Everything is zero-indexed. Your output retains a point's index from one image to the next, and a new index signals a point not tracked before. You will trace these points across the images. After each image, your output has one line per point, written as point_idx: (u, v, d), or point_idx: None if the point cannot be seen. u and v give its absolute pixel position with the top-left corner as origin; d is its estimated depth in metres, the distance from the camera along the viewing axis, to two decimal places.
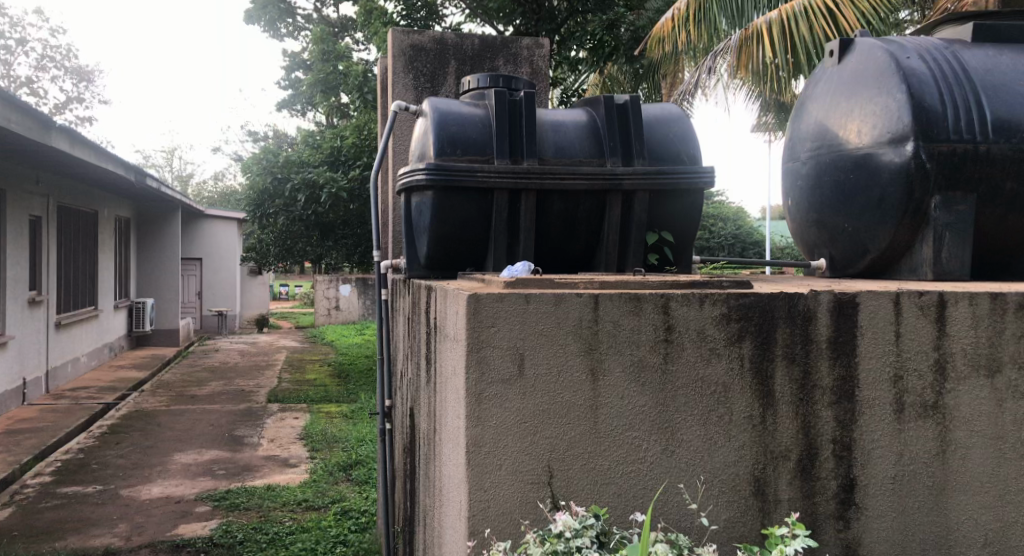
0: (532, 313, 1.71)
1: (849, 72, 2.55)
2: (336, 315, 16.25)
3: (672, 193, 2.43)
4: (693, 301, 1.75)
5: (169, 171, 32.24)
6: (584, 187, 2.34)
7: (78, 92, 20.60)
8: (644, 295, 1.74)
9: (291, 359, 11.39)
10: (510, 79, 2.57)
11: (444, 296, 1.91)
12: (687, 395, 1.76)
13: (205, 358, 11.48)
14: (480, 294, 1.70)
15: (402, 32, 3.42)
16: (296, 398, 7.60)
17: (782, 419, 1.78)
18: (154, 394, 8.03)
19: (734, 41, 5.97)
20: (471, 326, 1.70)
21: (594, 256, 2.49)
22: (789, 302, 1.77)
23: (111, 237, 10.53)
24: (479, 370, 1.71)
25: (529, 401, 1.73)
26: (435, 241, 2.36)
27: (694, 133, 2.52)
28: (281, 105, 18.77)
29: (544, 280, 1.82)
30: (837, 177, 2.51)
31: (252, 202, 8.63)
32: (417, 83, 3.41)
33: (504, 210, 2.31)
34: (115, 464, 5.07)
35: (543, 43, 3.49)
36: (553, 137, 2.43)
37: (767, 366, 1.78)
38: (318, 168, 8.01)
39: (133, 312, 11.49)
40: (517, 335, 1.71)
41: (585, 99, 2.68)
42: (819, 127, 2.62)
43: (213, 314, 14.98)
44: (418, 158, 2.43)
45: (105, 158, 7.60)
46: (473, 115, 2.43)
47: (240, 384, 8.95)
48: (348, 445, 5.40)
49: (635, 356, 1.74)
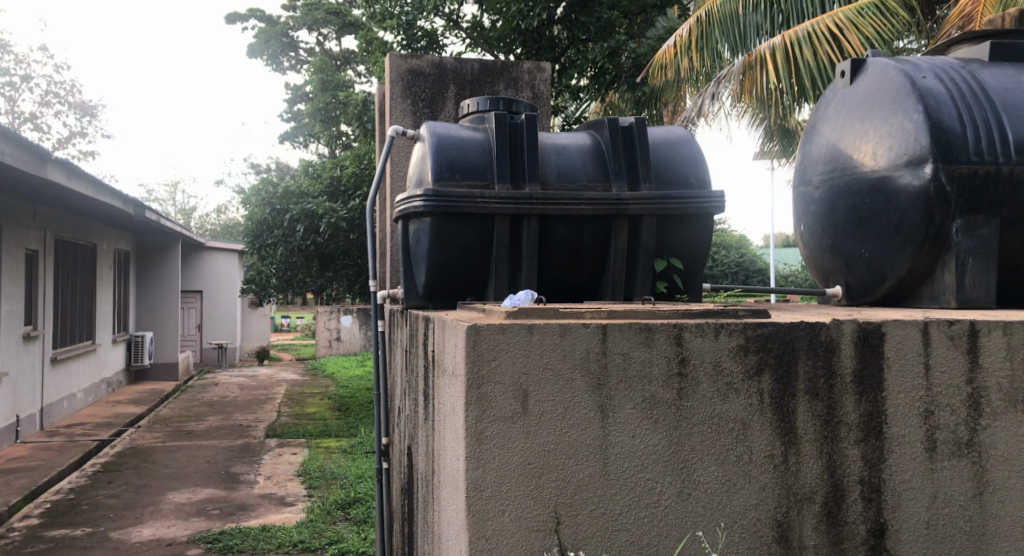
0: (535, 346, 1.61)
1: (861, 93, 2.46)
2: (337, 347, 16.11)
3: (680, 218, 2.33)
4: (708, 331, 1.64)
5: (172, 205, 32.31)
6: (588, 212, 2.24)
7: (81, 126, 20.67)
8: (655, 325, 1.63)
9: (290, 392, 11.23)
10: (510, 101, 2.46)
11: (442, 328, 1.80)
12: (702, 433, 1.64)
13: (203, 392, 11.32)
14: (479, 325, 1.59)
15: (399, 57, 3.34)
16: (294, 433, 7.45)
17: (806, 459, 1.65)
18: (150, 431, 7.87)
19: (736, 66, 5.88)
20: (470, 359, 1.59)
21: (599, 284, 2.38)
22: (811, 332, 1.65)
23: (110, 269, 10.45)
24: (479, 407, 1.59)
25: (533, 441, 1.61)
26: (434, 270, 2.26)
27: (702, 156, 2.42)
28: (283, 138, 18.81)
29: (548, 309, 1.71)
30: (853, 202, 2.41)
31: (251, 233, 8.57)
32: (415, 108, 3.34)
33: (505, 236, 2.22)
34: (106, 504, 4.91)
35: (544, 66, 3.40)
36: (555, 161, 2.34)
37: (788, 402, 1.65)
38: (317, 198, 7.94)
39: (132, 346, 11.37)
40: (519, 369, 1.60)
41: (587, 121, 2.58)
42: (832, 150, 2.53)
43: (213, 348, 14.85)
44: (415, 184, 2.33)
45: (103, 190, 7.54)
46: (472, 139, 2.34)
47: (239, 418, 8.79)
48: (347, 482, 5.23)
49: (646, 391, 1.63)
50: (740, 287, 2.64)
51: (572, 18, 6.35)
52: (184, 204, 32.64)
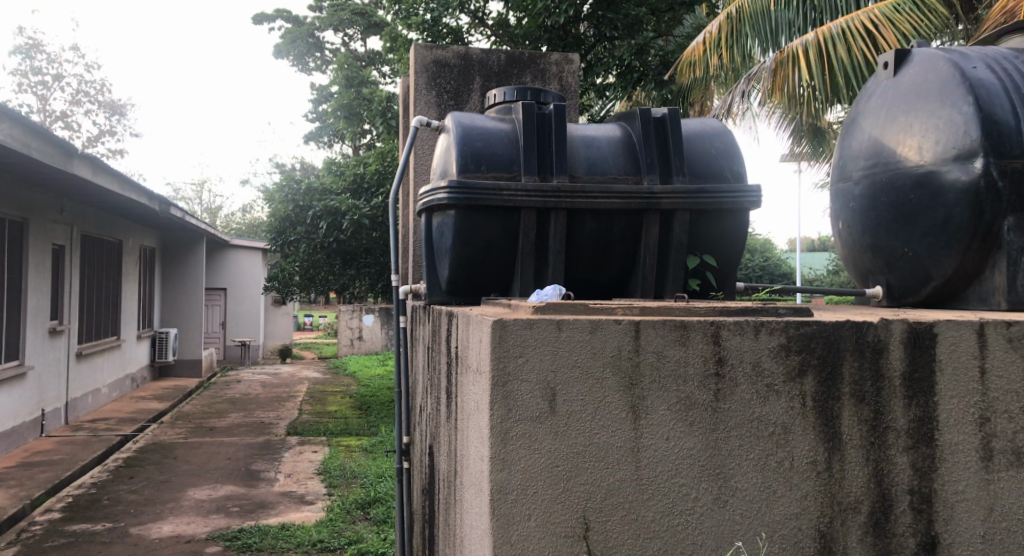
0: (564, 342, 1.54)
1: (906, 85, 2.34)
2: (359, 346, 16.11)
3: (715, 213, 2.23)
4: (747, 329, 1.56)
5: (198, 204, 32.65)
6: (618, 206, 2.16)
7: (111, 125, 20.95)
8: (691, 322, 1.55)
9: (312, 390, 11.20)
10: (538, 91, 2.38)
11: (466, 323, 1.73)
12: (741, 437, 1.55)
13: (226, 389, 11.35)
14: (506, 320, 1.53)
15: (424, 48, 3.27)
16: (315, 431, 7.43)
17: (852, 466, 1.55)
18: (173, 427, 7.89)
19: (768, 64, 5.70)
20: (496, 356, 1.53)
21: (629, 281, 2.29)
22: (858, 331, 1.56)
23: (136, 265, 10.52)
24: (505, 406, 1.53)
25: (562, 443, 1.53)
26: (457, 264, 2.19)
27: (738, 148, 2.31)
28: (308, 138, 18.87)
29: (578, 305, 1.65)
30: (895, 199, 2.30)
31: (274, 230, 8.57)
32: (440, 100, 3.27)
33: (531, 230, 2.15)
34: (127, 499, 4.91)
35: (572, 58, 3.31)
36: (584, 153, 2.25)
37: (832, 406, 1.56)
38: (341, 195, 7.88)
39: (156, 342, 11.44)
40: (547, 367, 1.53)
41: (616, 113, 2.48)
42: (874, 144, 2.41)
43: (236, 345, 14.94)
44: (439, 176, 2.27)
45: (129, 186, 7.56)
46: (498, 130, 2.26)
47: (261, 415, 8.79)
48: (367, 481, 5.19)
49: (681, 392, 1.55)
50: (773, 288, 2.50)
51: (598, 16, 6.27)
52: (210, 203, 32.95)
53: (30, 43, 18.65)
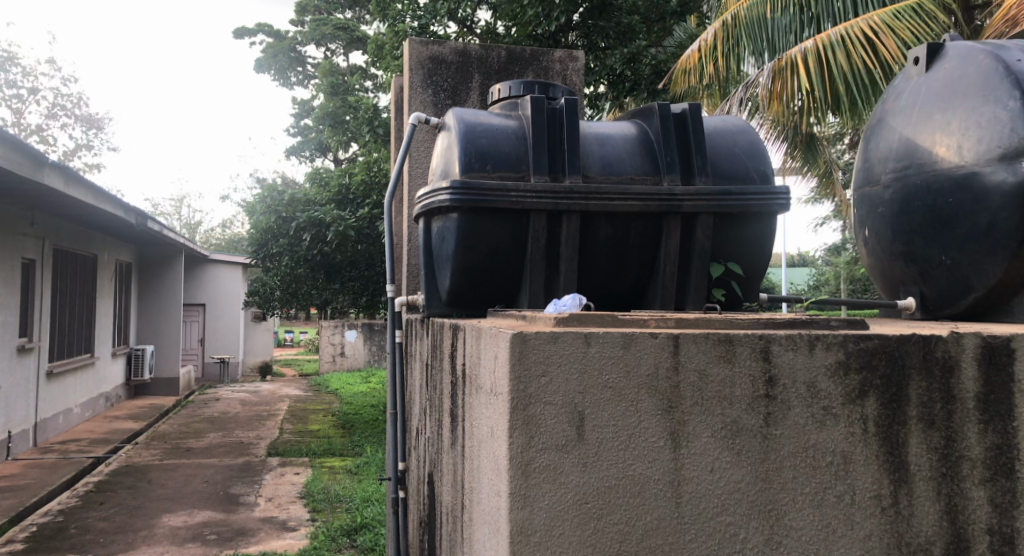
0: (594, 359, 1.34)
1: (941, 80, 2.17)
2: (341, 362, 15.77)
3: (742, 217, 2.03)
4: (801, 344, 1.37)
5: (178, 219, 32.16)
6: (635, 208, 1.97)
7: (87, 139, 20.60)
8: (737, 336, 1.36)
9: (293, 409, 10.89)
10: (547, 85, 2.19)
11: (477, 337, 1.53)
12: (795, 468, 1.36)
13: (204, 407, 11.01)
14: (527, 333, 1.33)
15: (420, 43, 3.09)
16: (297, 451, 7.15)
17: (921, 502, 1.36)
18: (148, 448, 7.57)
19: (766, 72, 5.53)
20: (516, 376, 1.33)
21: (647, 290, 2.10)
22: (925, 345, 1.36)
23: (111, 280, 10.20)
24: (527, 432, 1.33)
25: (591, 477, 1.33)
26: (460, 273, 1.99)
27: (764, 147, 2.13)
28: (289, 152, 18.57)
29: (604, 317, 1.46)
30: (931, 203, 2.12)
31: (255, 242, 8.31)
32: (436, 98, 3.09)
33: (542, 235, 1.95)
34: (97, 528, 4.62)
35: (577, 55, 3.12)
36: (598, 151, 2.06)
37: (898, 432, 1.36)
38: (325, 206, 7.61)
39: (132, 359, 11.09)
40: (573, 387, 1.34)
41: (629, 110, 2.29)
42: (905, 144, 2.23)
43: (215, 362, 14.60)
44: (439, 177, 2.08)
45: (103, 198, 7.28)
46: (504, 126, 2.07)
47: (240, 435, 8.48)
48: (353, 506, 4.94)
49: (726, 417, 1.36)
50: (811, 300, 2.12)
51: (589, 25, 6.09)
52: (189, 218, 32.51)
53: (4, 56, 18.28)
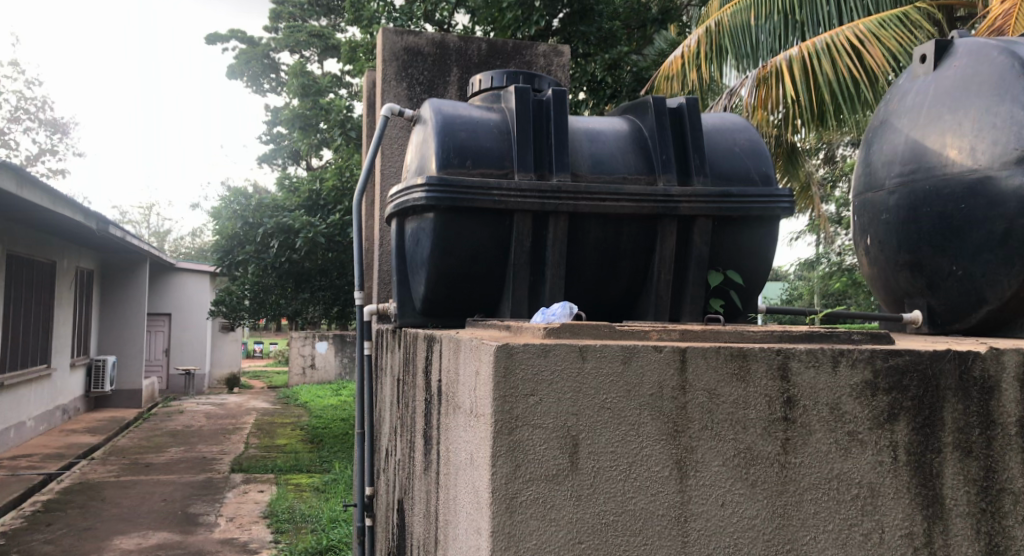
0: (589, 376, 1.17)
1: (952, 78, 2.04)
2: (311, 375, 15.42)
3: (742, 221, 1.87)
4: (823, 361, 1.20)
5: (146, 228, 31.50)
6: (628, 210, 1.81)
7: (52, 144, 20.07)
8: (751, 351, 1.20)
9: (260, 422, 10.56)
10: (532, 75, 2.02)
11: (456, 351, 1.35)
12: (817, 503, 1.19)
13: (167, 420, 10.64)
14: (513, 345, 1.15)
15: (394, 33, 2.92)
16: (262, 467, 6.88)
17: (958, 541, 1.20)
18: (105, 463, 7.24)
19: (750, 78, 5.45)
20: (499, 395, 1.14)
21: (639, 300, 1.94)
22: (962, 362, 1.20)
23: (71, 287, 9.82)
24: (512, 461, 1.14)
25: (584, 513, 1.16)
26: (436, 279, 1.82)
27: (764, 146, 1.98)
28: (262, 160, 18.24)
29: (600, 327, 1.28)
30: (941, 208, 1.98)
31: (219, 249, 7.98)
32: (412, 91, 2.91)
33: (526, 238, 1.78)
34: (42, 551, 4.33)
35: (562, 50, 2.97)
36: (588, 147, 1.90)
37: (933, 461, 1.20)
38: (295, 212, 7.36)
39: (92, 370, 10.69)
40: (565, 408, 1.16)
41: (620, 105, 2.13)
42: (914, 146, 2.09)
43: (180, 374, 14.19)
44: (414, 173, 1.90)
45: (61, 202, 6.94)
46: (486, 119, 1.90)
47: (203, 450, 8.16)
48: (319, 526, 4.70)
49: (739, 443, 1.19)
50: (827, 312, 1.96)
51: (569, 31, 5.98)
52: (158, 227, 31.88)
53: None
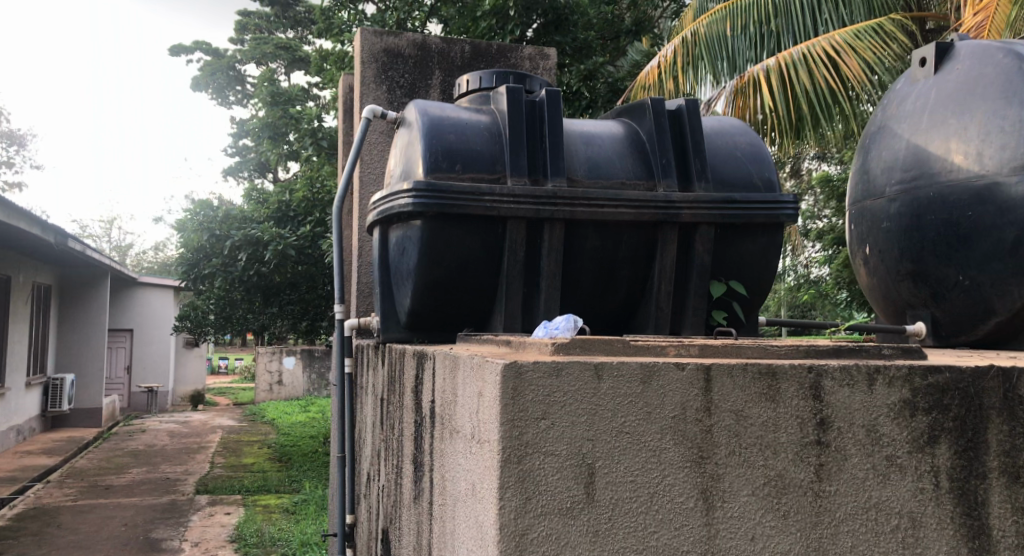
0: (606, 398, 1.05)
1: (954, 81, 1.99)
2: (278, 391, 15.07)
3: (745, 229, 1.78)
4: (858, 379, 1.10)
5: (106, 242, 30.76)
6: (627, 218, 1.70)
7: (8, 156, 19.49)
8: (780, 369, 1.09)
9: (226, 440, 10.27)
10: (522, 75, 1.91)
11: (454, 367, 1.23)
12: (853, 536, 1.09)
13: (128, 440, 10.28)
14: (521, 363, 1.03)
15: (373, 34, 2.82)
16: (229, 488, 6.64)
17: None
18: (62, 486, 6.93)
19: (728, 88, 5.42)
20: (507, 419, 1.02)
21: (638, 312, 1.83)
22: (1006, 380, 1.11)
23: (27, 303, 9.43)
24: (521, 493, 1.02)
25: (602, 551, 1.04)
26: (423, 291, 1.69)
27: (766, 150, 1.89)
28: (226, 174, 17.89)
29: (613, 343, 1.17)
30: (946, 216, 1.91)
31: (184, 262, 7.73)
32: (392, 95, 2.81)
33: (520, 247, 1.67)
34: None
35: (547, 53, 2.89)
36: (584, 150, 1.79)
37: (977, 487, 1.10)
38: (263, 224, 7.16)
39: (49, 389, 10.28)
40: (581, 433, 1.05)
41: (613, 108, 2.03)
42: (915, 152, 2.02)
43: (142, 391, 13.77)
44: (399, 178, 1.78)
45: (16, 214, 6.62)
46: (476, 121, 1.78)
47: (166, 470, 7.88)
48: (289, 551, 4.51)
49: (770, 470, 1.08)
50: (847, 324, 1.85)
51: (544, 41, 5.89)
52: (119, 241, 31.15)
53: None
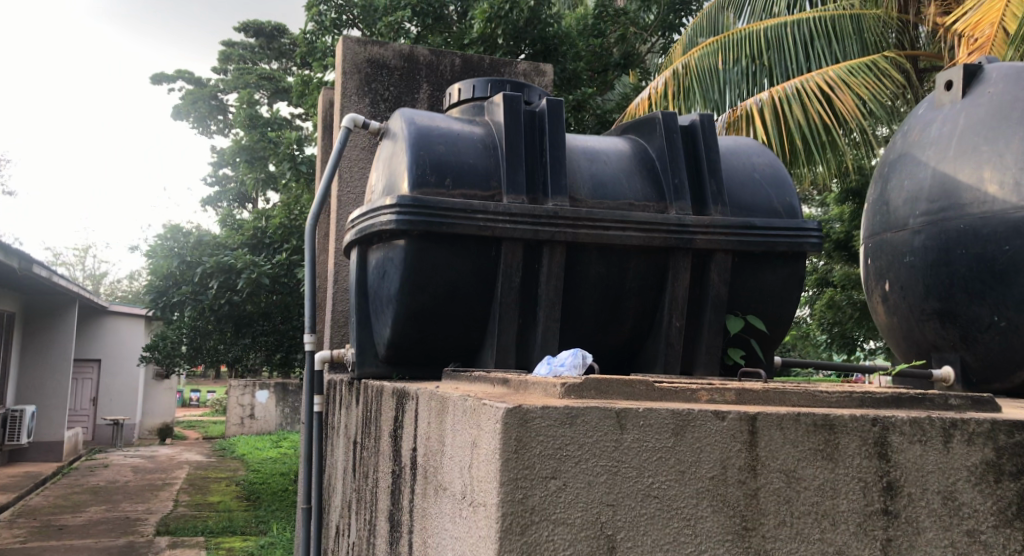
0: (631, 453, 0.85)
1: (988, 105, 1.85)
2: (250, 425, 14.61)
3: (763, 258, 1.61)
4: (932, 433, 0.91)
5: (81, 271, 30.11)
6: (636, 243, 1.52)
7: None
8: (840, 420, 0.90)
9: (192, 477, 9.84)
10: (519, 84, 1.74)
11: (442, 410, 1.02)
12: None
13: (89, 476, 9.80)
14: (527, 409, 0.83)
15: (356, 43, 2.66)
16: (192, 529, 6.28)
17: None
18: (13, 526, 6.51)
19: (721, 122, 5.30)
20: (509, 477, 0.81)
21: (643, 349, 1.64)
22: None
23: None
24: None
25: None
26: (406, 320, 1.49)
27: (784, 171, 1.73)
28: (206, 203, 17.61)
29: (635, 385, 0.97)
30: (977, 250, 1.75)
31: (153, 290, 7.43)
32: (376, 109, 2.65)
33: (516, 272, 1.47)
34: None
35: (542, 68, 2.72)
36: (587, 167, 1.62)
37: None
38: (237, 251, 6.90)
39: (8, 421, 9.80)
40: (602, 495, 0.84)
41: (617, 125, 1.86)
42: (942, 180, 1.87)
43: (108, 424, 13.26)
44: (382, 194, 1.58)
45: None
46: (469, 131, 1.60)
47: (126, 509, 7.47)
48: None
49: (828, 545, 0.88)
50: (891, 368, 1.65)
51: None
52: (94, 270, 30.54)
53: None
